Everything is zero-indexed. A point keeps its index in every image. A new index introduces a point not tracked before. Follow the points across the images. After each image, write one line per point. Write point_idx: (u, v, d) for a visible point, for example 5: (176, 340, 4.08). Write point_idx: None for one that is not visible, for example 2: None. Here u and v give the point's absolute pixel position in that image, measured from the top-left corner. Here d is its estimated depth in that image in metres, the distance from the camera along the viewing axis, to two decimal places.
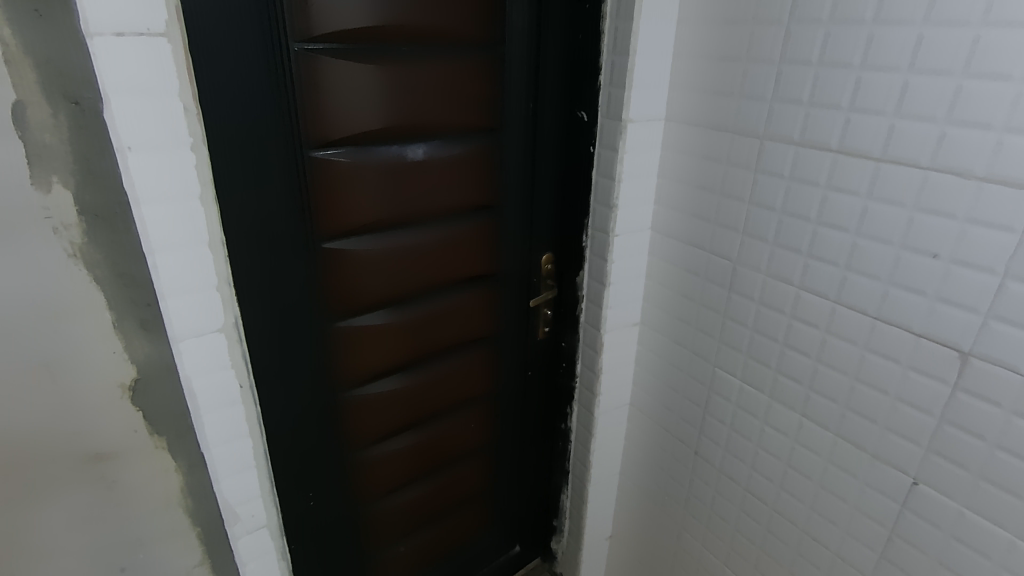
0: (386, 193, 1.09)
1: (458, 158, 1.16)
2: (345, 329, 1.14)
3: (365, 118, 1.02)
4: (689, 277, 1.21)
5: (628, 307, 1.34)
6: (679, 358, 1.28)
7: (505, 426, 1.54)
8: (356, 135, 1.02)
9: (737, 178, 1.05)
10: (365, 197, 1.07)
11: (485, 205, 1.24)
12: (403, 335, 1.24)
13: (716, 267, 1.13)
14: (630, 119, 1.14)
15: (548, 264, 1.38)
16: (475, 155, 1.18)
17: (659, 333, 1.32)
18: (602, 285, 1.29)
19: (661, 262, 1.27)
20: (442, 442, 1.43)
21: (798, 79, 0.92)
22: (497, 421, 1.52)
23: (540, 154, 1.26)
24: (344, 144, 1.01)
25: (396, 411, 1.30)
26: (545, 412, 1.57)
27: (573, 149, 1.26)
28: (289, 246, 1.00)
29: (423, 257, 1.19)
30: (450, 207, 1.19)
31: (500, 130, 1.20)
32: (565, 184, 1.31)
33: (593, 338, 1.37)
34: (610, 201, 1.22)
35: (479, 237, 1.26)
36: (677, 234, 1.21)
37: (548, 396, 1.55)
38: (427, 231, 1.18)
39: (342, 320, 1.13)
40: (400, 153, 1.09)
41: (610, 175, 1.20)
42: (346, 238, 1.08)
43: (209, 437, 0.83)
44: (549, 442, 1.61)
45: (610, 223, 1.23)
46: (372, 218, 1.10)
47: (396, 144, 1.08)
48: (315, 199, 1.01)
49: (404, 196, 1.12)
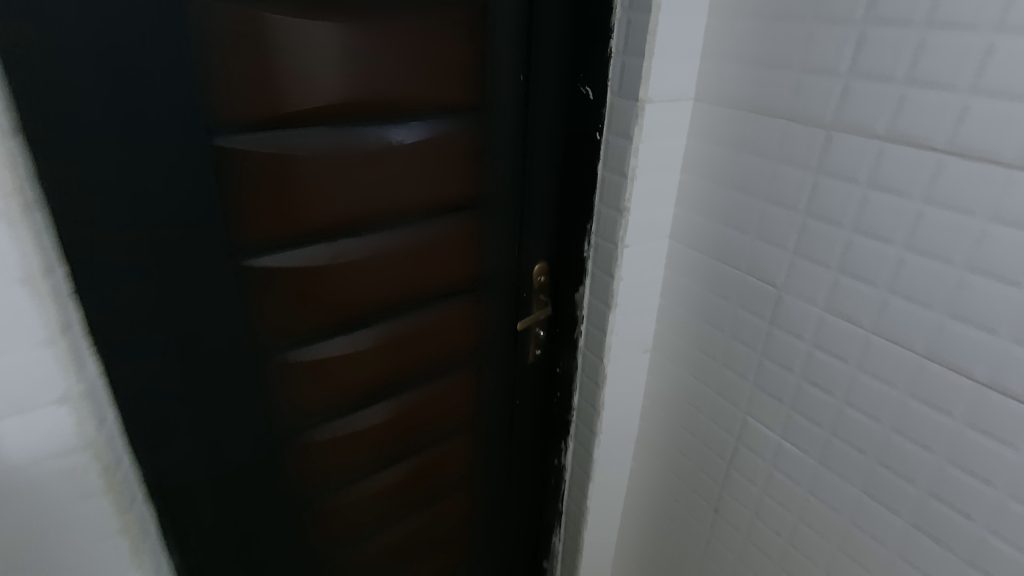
0: (325, 192, 0.83)
1: (425, 146, 0.90)
2: (276, 366, 0.89)
3: (293, 92, 0.75)
4: (716, 302, 0.97)
5: (637, 331, 1.10)
6: (699, 398, 1.06)
7: (489, 466, 1.29)
8: (282, 113, 0.75)
9: (789, 181, 0.80)
10: (294, 198, 0.81)
11: (459, 205, 0.98)
12: (359, 367, 0.99)
13: (754, 293, 0.89)
14: (649, 100, 0.87)
15: (541, 275, 1.12)
16: (446, 142, 0.92)
17: (677, 365, 1.09)
18: (607, 306, 1.05)
19: (683, 280, 1.02)
20: (415, 485, 1.19)
21: (889, 47, 0.66)
22: (479, 460, 1.27)
23: (533, 140, 0.99)
24: (264, 127, 0.75)
25: (353, 455, 1.06)
26: (536, 446, 1.33)
27: (576, 134, 1.00)
28: (169, 267, 0.74)
29: (378, 270, 0.93)
30: (412, 208, 0.93)
31: (484, 109, 0.93)
32: (564, 176, 1.05)
33: (594, 367, 1.13)
34: (619, 205, 0.96)
35: (452, 244, 1.00)
36: (704, 247, 0.96)
37: (541, 427, 1.31)
38: (384, 241, 0.92)
39: (272, 355, 0.88)
40: (343, 140, 0.82)
41: (621, 171, 0.94)
42: (267, 251, 0.81)
43: (52, 544, 0.62)
44: (540, 478, 1.37)
45: (620, 231, 0.97)
46: (307, 225, 0.83)
47: (340, 126, 0.81)
48: (222, 203, 0.75)
49: (350, 194, 0.85)
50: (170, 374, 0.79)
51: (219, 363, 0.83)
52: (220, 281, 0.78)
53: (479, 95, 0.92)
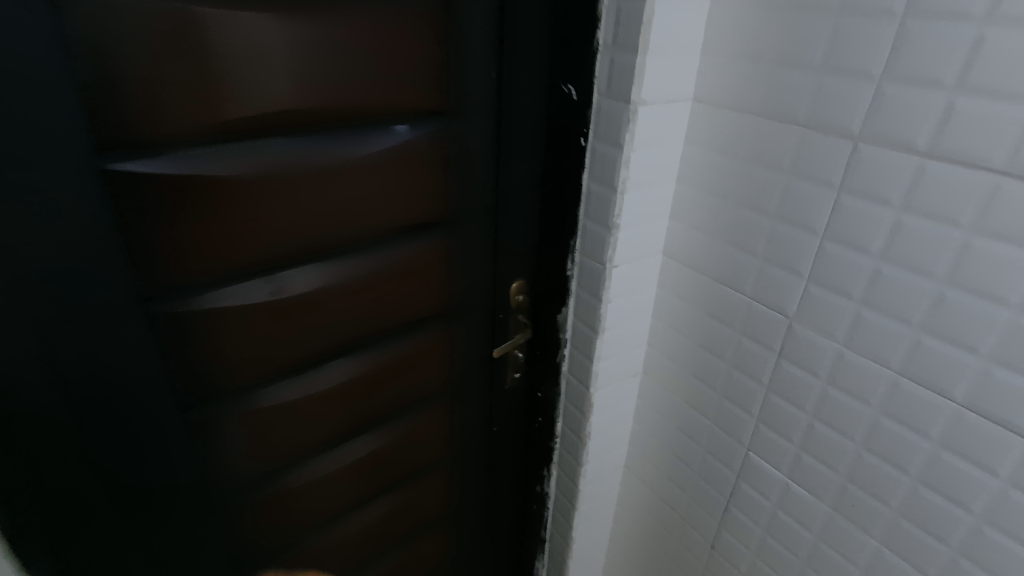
0: (259, 217, 0.70)
1: (380, 159, 0.76)
2: (212, 422, 0.76)
3: (207, 101, 0.62)
4: (715, 329, 0.87)
5: (626, 354, 1.00)
6: (695, 429, 0.96)
7: (466, 499, 1.18)
8: (195, 127, 0.62)
9: (806, 199, 0.69)
10: (219, 227, 0.67)
11: (424, 224, 0.85)
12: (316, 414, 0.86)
13: (760, 321, 0.79)
14: (643, 102, 0.75)
15: (519, 295, 1.00)
16: (405, 153, 0.78)
17: (670, 391, 0.99)
18: (594, 331, 0.94)
19: (678, 301, 0.92)
20: (386, 529, 1.07)
21: (936, 48, 0.55)
22: (455, 495, 1.16)
23: (509, 145, 0.86)
24: (173, 145, 0.62)
25: (315, 507, 0.93)
26: (516, 473, 1.23)
27: (559, 141, 0.88)
28: (43, 324, 0.60)
29: (331, 304, 0.80)
30: (368, 230, 0.79)
31: (452, 114, 0.80)
32: (547, 188, 0.93)
33: (579, 394, 1.03)
34: (607, 221, 0.84)
35: (419, 268, 0.87)
36: (703, 267, 0.85)
37: (521, 453, 1.21)
38: (337, 270, 0.79)
39: (205, 409, 0.75)
40: (277, 156, 0.68)
41: (609, 183, 0.82)
42: (187, 290, 0.68)
43: None
44: (521, 505, 1.27)
45: (608, 250, 0.86)
46: (238, 258, 0.70)
47: (271, 140, 0.68)
48: (123, 237, 0.62)
49: (291, 218, 0.72)
50: (68, 449, 0.65)
51: (129, 428, 0.69)
52: (121, 333, 0.65)
53: (445, 100, 0.79)
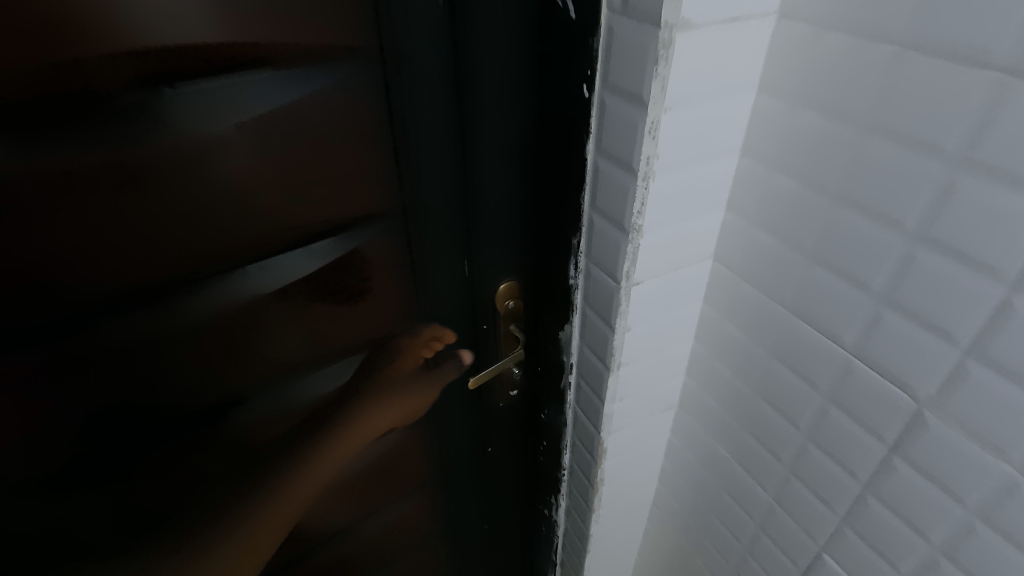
0: (159, 192, 0.45)
1: (286, 117, 0.48)
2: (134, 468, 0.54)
3: (41, 39, 0.37)
4: (786, 382, 0.57)
5: (655, 389, 0.72)
6: (746, 497, 0.70)
7: (457, 537, 0.96)
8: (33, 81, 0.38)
9: (993, 216, 0.37)
10: (117, 229, 0.44)
11: (361, 217, 0.56)
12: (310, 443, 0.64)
13: (861, 392, 0.50)
14: (682, 26, 0.42)
15: (509, 300, 0.71)
16: (319, 109, 0.49)
17: (715, 441, 0.72)
18: (604, 367, 0.65)
19: (733, 330, 0.62)
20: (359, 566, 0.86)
21: None
22: (446, 534, 0.94)
23: (472, 92, 0.55)
24: (7, 107, 0.38)
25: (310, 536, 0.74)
26: (522, 504, 0.99)
27: (555, 89, 0.56)
28: None
29: (294, 303, 0.56)
30: (267, 239, 0.51)
31: (369, 57, 0.49)
32: (541, 159, 0.62)
33: (588, 436, 0.76)
34: (621, 220, 0.53)
35: (395, 258, 0.61)
36: (777, 292, 0.55)
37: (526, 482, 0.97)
38: (291, 265, 0.54)
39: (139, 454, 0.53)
40: (188, 99, 0.43)
41: (624, 163, 0.50)
42: (107, 317, 0.47)
43: None
44: (528, 536, 1.05)
45: (624, 263, 0.55)
46: (165, 269, 0.47)
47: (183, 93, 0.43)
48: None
49: (209, 194, 0.47)
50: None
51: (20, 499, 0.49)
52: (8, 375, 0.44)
53: (356, 35, 0.48)
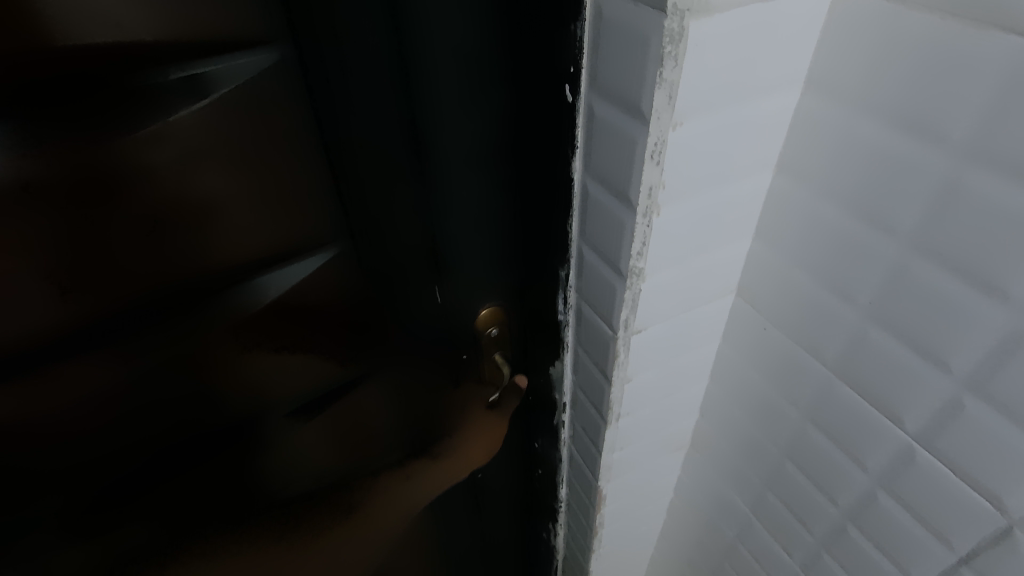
0: (191, 181, 0.37)
1: (191, 128, 0.36)
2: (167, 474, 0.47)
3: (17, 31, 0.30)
4: (825, 452, 0.46)
5: (663, 435, 0.61)
6: (768, 560, 0.60)
7: None
8: (16, 64, 0.30)
9: None
10: (157, 225, 0.38)
11: (299, 253, 0.44)
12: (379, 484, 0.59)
13: (928, 486, 0.39)
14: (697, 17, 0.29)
15: (493, 327, 0.53)
16: (225, 119, 0.37)
17: (733, 493, 0.61)
18: (602, 417, 0.55)
19: (759, 378, 0.50)
20: None
21: None
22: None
23: (428, 81, 0.39)
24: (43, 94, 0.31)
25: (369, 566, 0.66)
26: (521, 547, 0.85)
27: (540, 83, 0.40)
28: None
29: (294, 331, 0.47)
30: (209, 275, 0.41)
31: (272, 52, 0.36)
32: (528, 177, 0.45)
33: (584, 479, 0.66)
34: (617, 260, 0.41)
35: (388, 284, 0.48)
36: (819, 347, 0.43)
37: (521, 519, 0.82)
38: (264, 293, 0.44)
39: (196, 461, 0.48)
40: (209, 70, 0.35)
41: (618, 191, 0.38)
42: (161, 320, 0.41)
43: None
44: None
45: (620, 310, 0.44)
46: (208, 270, 0.41)
47: (189, 79, 0.34)
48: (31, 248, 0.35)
49: (240, 188, 0.39)
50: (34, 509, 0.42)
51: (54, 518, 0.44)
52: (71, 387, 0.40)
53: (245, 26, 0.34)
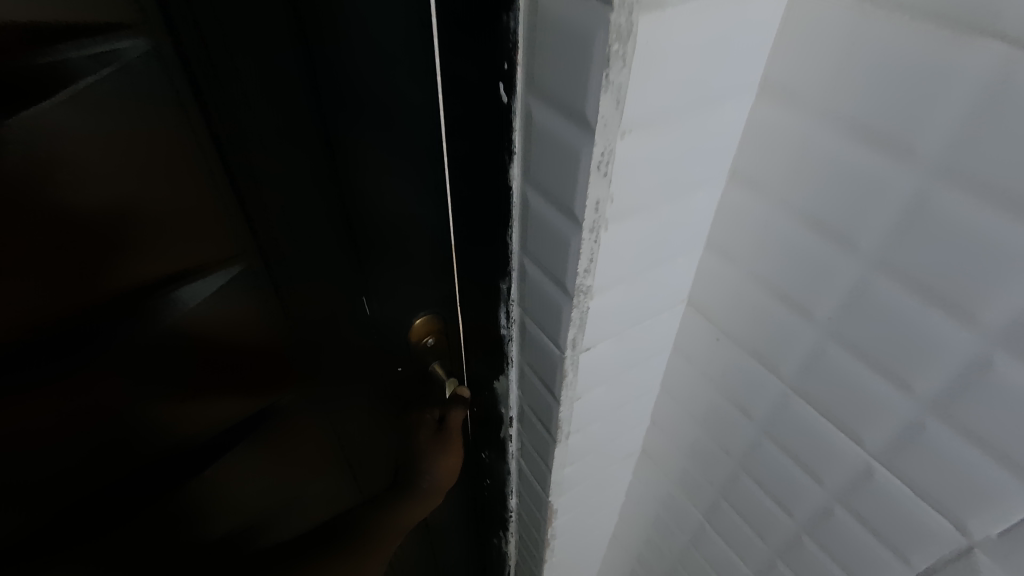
0: (85, 196, 0.32)
1: (59, 143, 0.30)
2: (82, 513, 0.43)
3: None
4: (782, 465, 0.45)
5: (615, 445, 0.58)
6: (722, 565, 0.59)
7: None
8: None
9: None
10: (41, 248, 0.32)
11: (206, 268, 0.39)
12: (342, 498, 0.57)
13: (888, 503, 0.38)
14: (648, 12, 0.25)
15: (429, 337, 0.50)
16: (94, 124, 0.31)
17: (686, 500, 0.60)
18: (551, 436, 0.51)
19: (713, 390, 0.48)
20: None
21: None
22: None
23: (347, 84, 0.36)
24: None
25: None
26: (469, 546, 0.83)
27: (470, 81, 0.35)
28: None
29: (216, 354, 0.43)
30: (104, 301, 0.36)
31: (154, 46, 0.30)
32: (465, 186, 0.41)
33: (534, 493, 0.63)
34: (562, 277, 0.37)
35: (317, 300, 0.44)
36: (777, 361, 0.40)
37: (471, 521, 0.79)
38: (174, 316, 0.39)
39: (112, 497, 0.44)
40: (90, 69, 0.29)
41: (562, 205, 0.34)
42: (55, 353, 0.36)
43: None
44: None
45: (568, 330, 0.40)
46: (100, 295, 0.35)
47: (77, 61, 0.29)
48: None
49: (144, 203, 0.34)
50: None
51: None
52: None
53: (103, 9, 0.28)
